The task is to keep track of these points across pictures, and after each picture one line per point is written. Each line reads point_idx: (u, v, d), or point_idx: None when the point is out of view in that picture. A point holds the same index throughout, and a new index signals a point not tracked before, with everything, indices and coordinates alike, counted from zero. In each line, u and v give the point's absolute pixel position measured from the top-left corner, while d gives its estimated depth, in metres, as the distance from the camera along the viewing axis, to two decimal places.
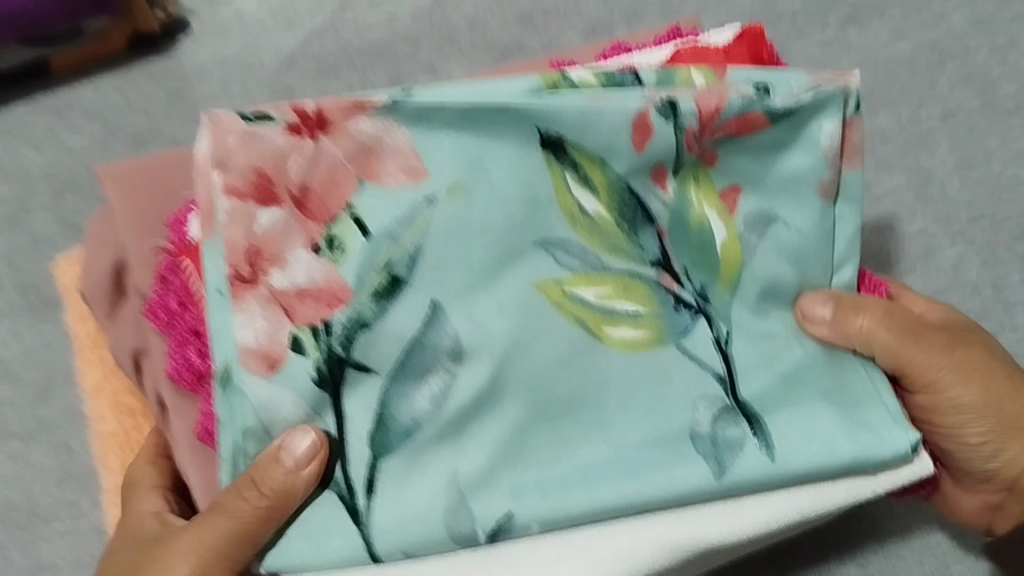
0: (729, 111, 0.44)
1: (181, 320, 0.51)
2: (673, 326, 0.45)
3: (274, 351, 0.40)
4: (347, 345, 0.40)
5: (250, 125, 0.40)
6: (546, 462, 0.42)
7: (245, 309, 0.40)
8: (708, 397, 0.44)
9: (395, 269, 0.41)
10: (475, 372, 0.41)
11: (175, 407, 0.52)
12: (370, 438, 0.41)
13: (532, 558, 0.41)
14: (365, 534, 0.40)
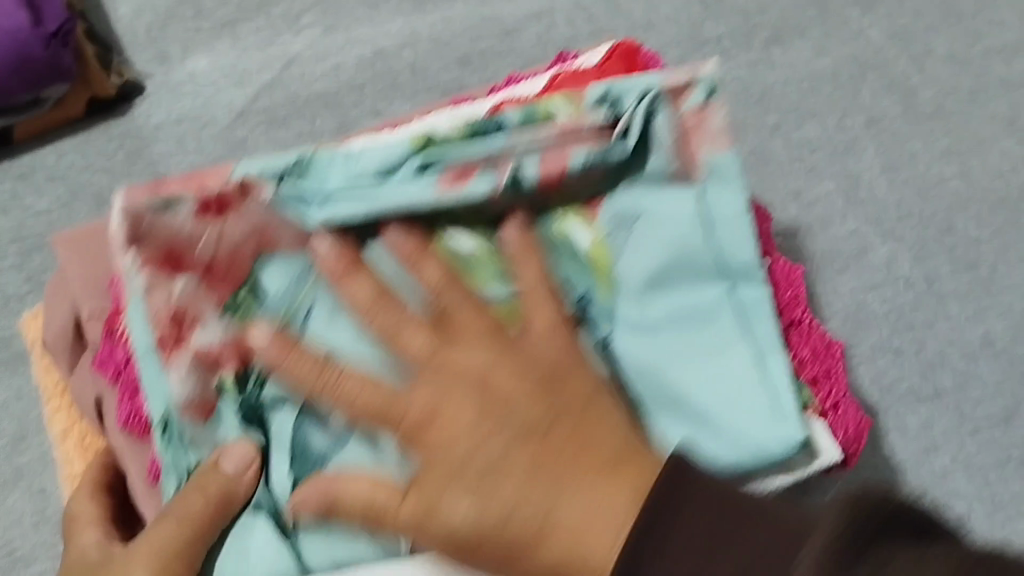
0: (570, 170, 0.48)
1: (129, 371, 0.52)
2: None
3: (208, 401, 0.47)
4: (263, 397, 0.47)
5: (159, 212, 0.48)
6: None
7: (175, 367, 0.47)
8: None
9: (295, 326, 0.47)
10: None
11: (129, 455, 0.52)
12: (290, 470, 0.46)
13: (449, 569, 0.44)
14: (294, 548, 0.44)
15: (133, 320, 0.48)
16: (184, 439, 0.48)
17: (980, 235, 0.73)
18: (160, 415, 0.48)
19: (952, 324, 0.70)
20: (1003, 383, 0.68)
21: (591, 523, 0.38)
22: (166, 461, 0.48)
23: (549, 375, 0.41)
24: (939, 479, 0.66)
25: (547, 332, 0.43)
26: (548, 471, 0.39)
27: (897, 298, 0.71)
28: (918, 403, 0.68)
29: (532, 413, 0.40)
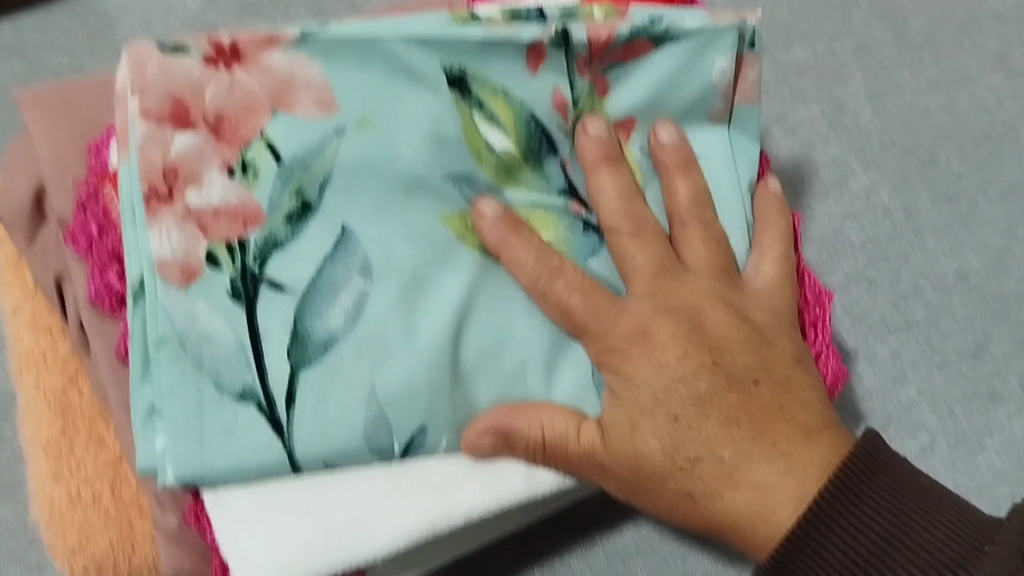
0: (617, 41, 0.50)
1: (100, 244, 0.48)
2: (580, 249, 0.49)
3: (192, 264, 0.44)
4: (262, 262, 0.44)
5: (166, 56, 0.45)
6: (459, 378, 0.46)
7: (160, 224, 0.44)
8: None
9: (306, 196, 0.45)
10: (383, 288, 0.45)
11: (97, 328, 0.50)
12: (288, 352, 0.44)
13: (422, 476, 0.46)
14: (287, 447, 0.43)
15: (128, 177, 0.45)
16: (155, 297, 0.43)
17: (964, 168, 0.73)
18: (136, 277, 0.44)
19: (927, 257, 0.70)
20: (975, 319, 0.68)
21: (771, 496, 0.43)
22: (132, 327, 0.44)
23: (760, 379, 0.45)
24: (904, 410, 0.66)
25: (781, 285, 0.50)
26: (764, 434, 0.44)
27: (872, 228, 0.71)
28: (887, 334, 0.68)
29: (773, 396, 0.45)
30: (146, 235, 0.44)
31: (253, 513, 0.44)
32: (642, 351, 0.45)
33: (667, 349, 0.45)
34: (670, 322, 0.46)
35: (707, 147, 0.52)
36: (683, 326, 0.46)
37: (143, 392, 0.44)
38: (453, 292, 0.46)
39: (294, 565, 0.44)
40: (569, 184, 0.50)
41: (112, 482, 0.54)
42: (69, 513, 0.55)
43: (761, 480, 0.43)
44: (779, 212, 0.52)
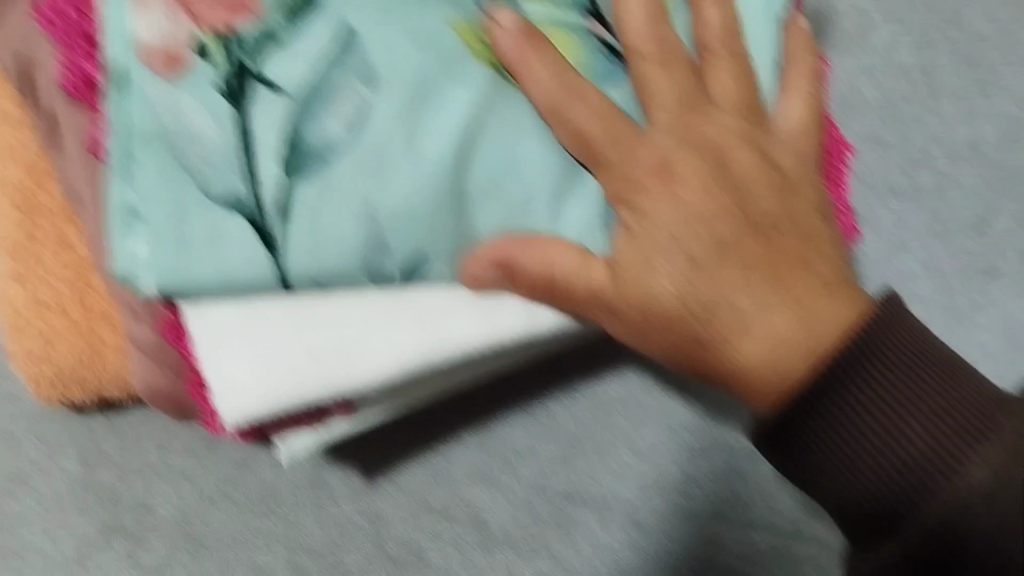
0: None
1: (76, 26, 0.44)
2: (597, 73, 0.45)
3: (180, 53, 0.40)
4: (258, 59, 0.40)
5: None
6: (464, 204, 0.42)
7: (145, 5, 0.40)
8: None
9: None
10: (389, 98, 0.41)
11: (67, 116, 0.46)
12: (283, 160, 0.40)
13: (418, 302, 0.43)
14: (277, 262, 0.40)
15: None
16: (141, 83, 0.39)
17: (987, 27, 0.66)
18: (119, 60, 0.39)
19: (942, 121, 0.66)
20: (982, 187, 0.65)
21: (785, 346, 0.42)
22: (113, 119, 0.40)
23: (779, 225, 0.44)
24: (902, 279, 0.65)
25: (806, 128, 0.47)
26: (787, 282, 0.43)
27: (889, 85, 0.66)
28: (891, 198, 0.66)
29: (794, 244, 0.44)
30: (126, 17, 0.40)
31: (236, 332, 0.42)
32: (661, 187, 0.42)
33: (690, 186, 0.43)
34: (694, 161, 0.43)
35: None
36: (706, 165, 0.43)
37: (124, 191, 0.40)
38: (461, 110, 0.42)
39: (282, 389, 0.43)
40: (591, 3, 0.46)
41: (75, 290, 0.51)
42: (30, 318, 0.52)
43: (777, 328, 0.42)
44: (810, 47, 0.48)
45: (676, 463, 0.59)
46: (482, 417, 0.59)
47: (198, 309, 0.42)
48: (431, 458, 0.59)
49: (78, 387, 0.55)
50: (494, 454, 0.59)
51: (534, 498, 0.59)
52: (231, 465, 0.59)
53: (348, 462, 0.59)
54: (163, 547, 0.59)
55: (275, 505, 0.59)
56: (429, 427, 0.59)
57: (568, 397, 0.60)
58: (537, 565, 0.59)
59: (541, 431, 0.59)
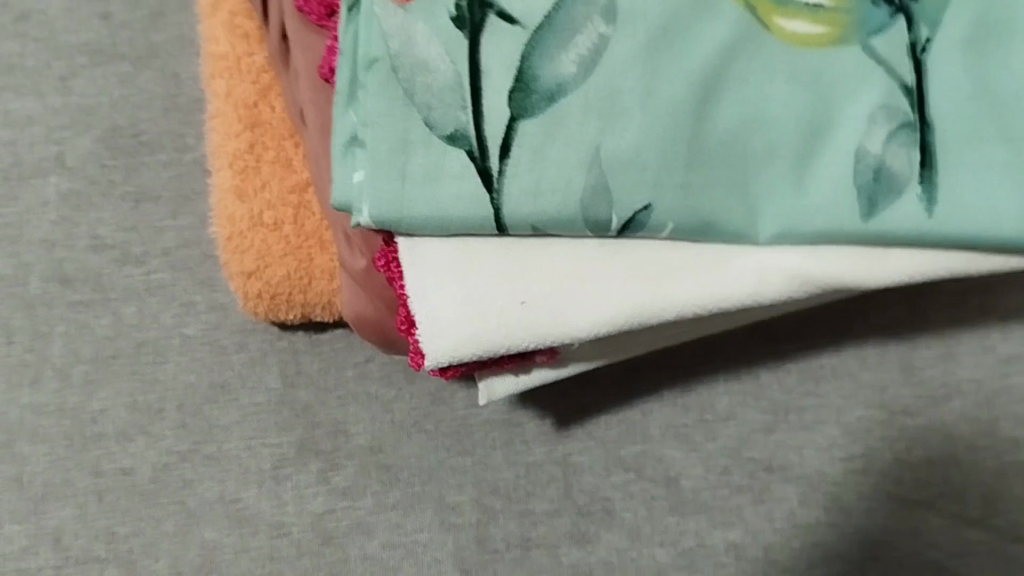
0: None
1: None
2: (865, 23, 0.41)
3: None
4: None
5: None
6: (700, 152, 0.40)
7: None
8: (889, 110, 0.41)
9: None
10: (627, 37, 0.39)
11: (300, 36, 0.45)
12: (510, 96, 0.38)
13: (647, 252, 0.41)
14: (495, 203, 0.38)
15: None
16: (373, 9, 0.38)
17: None
18: None
19: None
20: None
21: None
22: (345, 43, 0.39)
23: None
24: None
25: None
26: None
27: None
28: None
29: None
30: None
31: (445, 272, 0.40)
32: None
33: None
34: None
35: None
36: None
37: (348, 117, 0.39)
38: (708, 50, 0.40)
39: (483, 334, 0.41)
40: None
41: (295, 210, 0.51)
42: (247, 233, 0.51)
43: None
44: None
45: (885, 446, 0.59)
46: (691, 379, 0.59)
47: (412, 242, 0.40)
48: (630, 414, 0.59)
49: (285, 308, 0.53)
50: (694, 415, 0.59)
51: (732, 467, 0.58)
52: (427, 399, 0.58)
53: (545, 411, 0.59)
54: (325, 460, 0.57)
55: (468, 445, 0.58)
56: (632, 383, 0.59)
57: (778, 367, 0.60)
58: (731, 538, 0.58)
59: (748, 399, 0.59)
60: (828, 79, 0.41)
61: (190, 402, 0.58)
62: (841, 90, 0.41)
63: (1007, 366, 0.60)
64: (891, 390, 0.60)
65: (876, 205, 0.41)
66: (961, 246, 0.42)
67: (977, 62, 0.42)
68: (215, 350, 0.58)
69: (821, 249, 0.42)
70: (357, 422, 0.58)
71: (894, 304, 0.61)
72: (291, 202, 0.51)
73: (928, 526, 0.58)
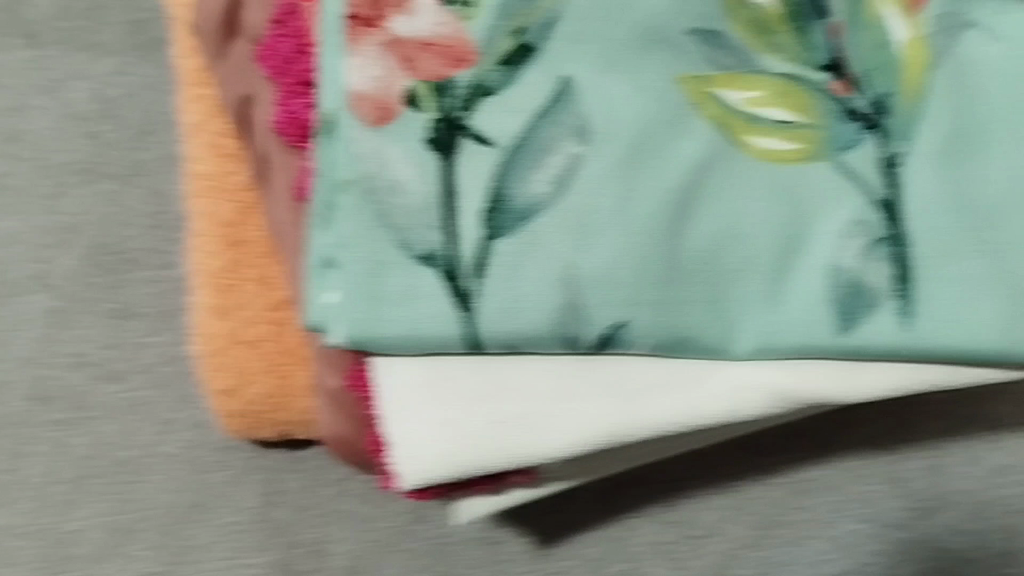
0: None
1: (294, 67, 0.44)
2: (835, 139, 0.42)
3: (391, 103, 0.38)
4: (466, 110, 0.39)
5: None
6: (676, 268, 0.40)
7: (362, 52, 0.39)
8: (864, 225, 0.41)
9: (527, 36, 0.40)
10: (602, 155, 0.39)
11: (277, 161, 0.45)
12: (484, 216, 0.38)
13: (625, 370, 0.41)
14: (471, 322, 0.38)
15: None
16: (347, 134, 0.38)
17: None
18: (328, 109, 0.39)
19: None
20: None
21: None
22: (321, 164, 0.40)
23: None
24: None
25: None
26: None
27: None
28: None
29: None
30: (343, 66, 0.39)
31: (421, 394, 0.40)
32: None
33: None
34: None
35: (1015, 36, 0.44)
36: None
37: (325, 237, 0.39)
38: (682, 166, 0.40)
39: (461, 454, 0.41)
40: (834, 62, 0.42)
41: (273, 327, 0.51)
42: (226, 351, 0.51)
43: None
44: None
45: (879, 557, 0.60)
46: (680, 494, 0.61)
47: (387, 365, 0.40)
48: (616, 529, 0.60)
49: (266, 424, 0.54)
50: (680, 531, 0.60)
51: None
52: (406, 519, 0.60)
53: (529, 528, 0.60)
54: None
55: (448, 564, 0.60)
56: (618, 499, 0.61)
57: (764, 478, 0.61)
58: None
59: (732, 513, 0.61)
60: (802, 194, 0.41)
61: (166, 522, 0.59)
62: (816, 206, 0.41)
63: (999, 476, 0.61)
64: (875, 505, 0.61)
65: (852, 319, 0.41)
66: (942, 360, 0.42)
67: (956, 173, 0.42)
68: (195, 468, 0.60)
69: (798, 365, 0.42)
70: (339, 541, 0.60)
71: (878, 417, 0.62)
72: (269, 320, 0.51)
73: None
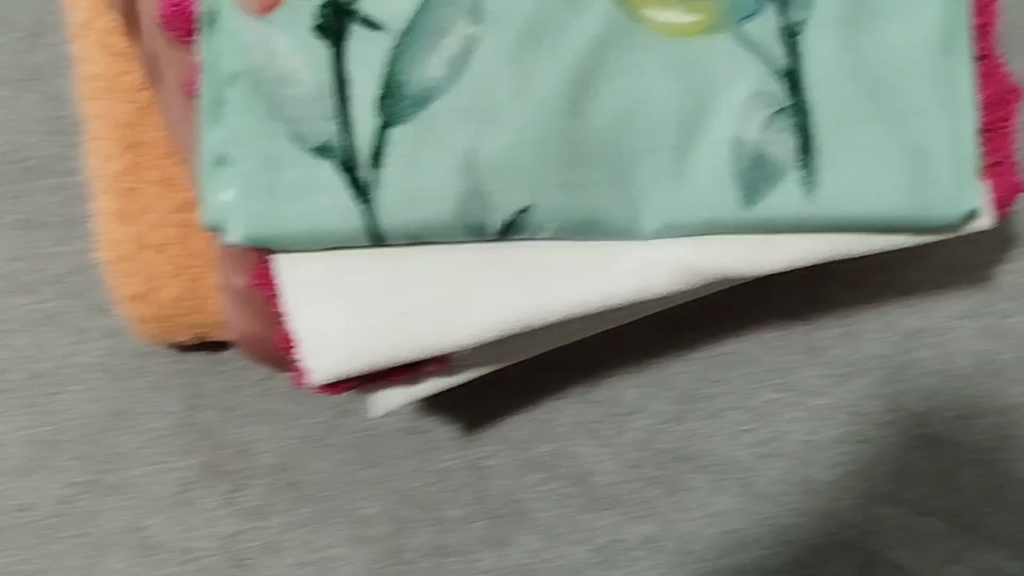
0: None
1: None
2: (736, 10, 0.41)
3: None
4: None
5: None
6: (579, 146, 0.39)
7: None
8: (765, 96, 0.41)
9: None
10: (496, 36, 0.38)
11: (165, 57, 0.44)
12: (377, 103, 0.37)
13: (532, 253, 0.41)
14: (370, 213, 0.38)
15: None
16: (231, 25, 0.37)
17: None
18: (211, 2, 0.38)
19: None
20: None
21: None
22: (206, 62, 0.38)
23: None
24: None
25: None
26: None
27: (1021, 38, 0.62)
28: None
29: None
30: None
31: (326, 289, 0.40)
32: None
33: None
34: None
35: None
36: None
37: (214, 135, 0.38)
38: (581, 41, 0.40)
39: (369, 346, 0.41)
40: None
41: (179, 231, 0.50)
42: (135, 255, 0.50)
43: None
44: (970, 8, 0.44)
45: (797, 425, 0.61)
46: (601, 375, 0.62)
47: (289, 262, 0.40)
48: (539, 413, 0.62)
49: (178, 328, 0.53)
50: (604, 411, 0.62)
51: (643, 459, 0.61)
52: (331, 415, 0.61)
53: (453, 416, 0.61)
54: (228, 484, 0.60)
55: (376, 456, 0.61)
56: (541, 383, 0.62)
57: (684, 356, 0.62)
58: (644, 531, 0.61)
59: (655, 391, 0.62)
60: (701, 68, 0.41)
61: (87, 431, 0.60)
62: (716, 83, 0.41)
63: (910, 341, 0.62)
64: (797, 371, 0.62)
65: (757, 192, 0.41)
66: (850, 227, 0.42)
67: (852, 40, 0.42)
68: (113, 376, 0.60)
69: (705, 242, 0.42)
70: (264, 440, 0.60)
71: (793, 287, 0.62)
72: (172, 226, 0.50)
73: (833, 505, 0.61)
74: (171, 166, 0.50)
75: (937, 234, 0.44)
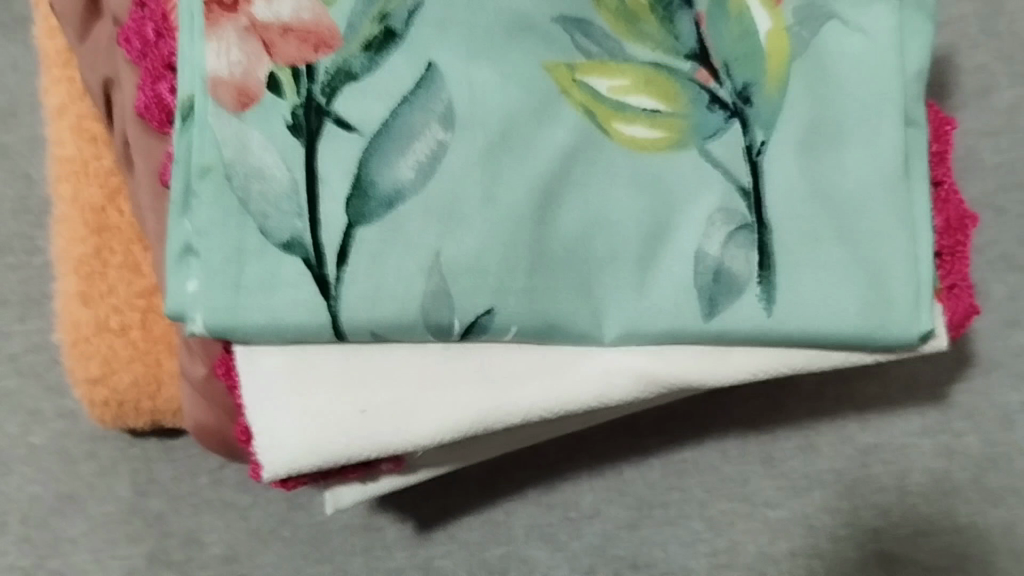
0: None
1: (155, 51, 0.42)
2: (701, 127, 0.42)
3: (251, 88, 0.38)
4: (329, 94, 0.38)
5: None
6: (544, 253, 0.40)
7: (221, 36, 0.38)
8: (727, 212, 0.42)
9: (390, 22, 0.39)
10: (466, 143, 0.39)
11: (138, 144, 0.44)
12: (347, 203, 0.38)
13: (494, 352, 0.41)
14: (333, 310, 0.38)
15: None
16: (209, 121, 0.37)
17: None
18: (186, 96, 0.38)
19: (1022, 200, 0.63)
20: None
21: None
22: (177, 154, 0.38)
23: None
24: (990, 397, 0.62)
25: None
26: None
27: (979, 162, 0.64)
28: (1008, 272, 0.63)
29: None
30: (199, 50, 0.38)
31: (285, 383, 0.40)
32: None
33: None
34: None
35: (873, 24, 0.44)
36: None
37: (181, 225, 0.38)
38: (549, 154, 0.40)
39: (323, 443, 0.40)
40: (699, 49, 0.43)
41: (142, 315, 0.50)
42: (92, 339, 0.50)
43: None
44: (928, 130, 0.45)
45: (751, 539, 0.61)
46: (559, 476, 0.62)
47: (249, 353, 0.39)
48: (493, 514, 0.61)
49: (133, 412, 0.53)
50: (558, 514, 0.62)
51: (597, 565, 0.61)
52: (283, 506, 0.60)
53: (407, 514, 0.61)
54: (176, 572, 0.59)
55: (327, 550, 0.60)
56: (497, 484, 0.61)
57: (641, 462, 0.62)
58: None
59: (611, 495, 0.62)
60: (666, 186, 0.42)
61: (34, 513, 0.59)
62: (681, 200, 0.42)
63: (867, 456, 0.62)
64: (753, 480, 0.62)
65: (715, 306, 0.41)
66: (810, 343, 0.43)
67: (810, 164, 0.43)
68: (64, 458, 0.60)
69: (664, 351, 0.42)
70: (213, 530, 0.60)
71: (746, 400, 0.63)
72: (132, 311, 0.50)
73: None
74: (137, 249, 0.50)
75: (895, 354, 0.45)
